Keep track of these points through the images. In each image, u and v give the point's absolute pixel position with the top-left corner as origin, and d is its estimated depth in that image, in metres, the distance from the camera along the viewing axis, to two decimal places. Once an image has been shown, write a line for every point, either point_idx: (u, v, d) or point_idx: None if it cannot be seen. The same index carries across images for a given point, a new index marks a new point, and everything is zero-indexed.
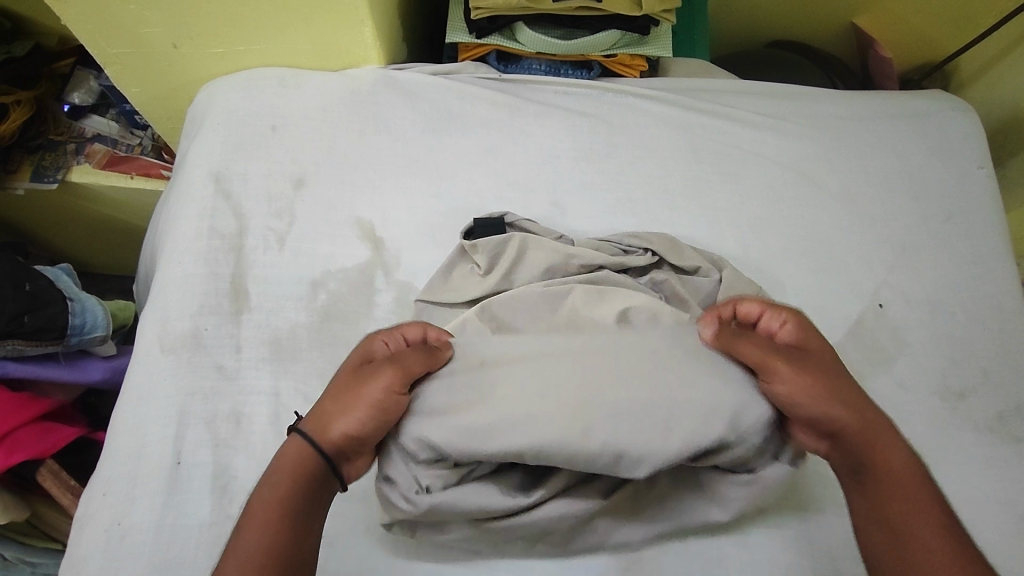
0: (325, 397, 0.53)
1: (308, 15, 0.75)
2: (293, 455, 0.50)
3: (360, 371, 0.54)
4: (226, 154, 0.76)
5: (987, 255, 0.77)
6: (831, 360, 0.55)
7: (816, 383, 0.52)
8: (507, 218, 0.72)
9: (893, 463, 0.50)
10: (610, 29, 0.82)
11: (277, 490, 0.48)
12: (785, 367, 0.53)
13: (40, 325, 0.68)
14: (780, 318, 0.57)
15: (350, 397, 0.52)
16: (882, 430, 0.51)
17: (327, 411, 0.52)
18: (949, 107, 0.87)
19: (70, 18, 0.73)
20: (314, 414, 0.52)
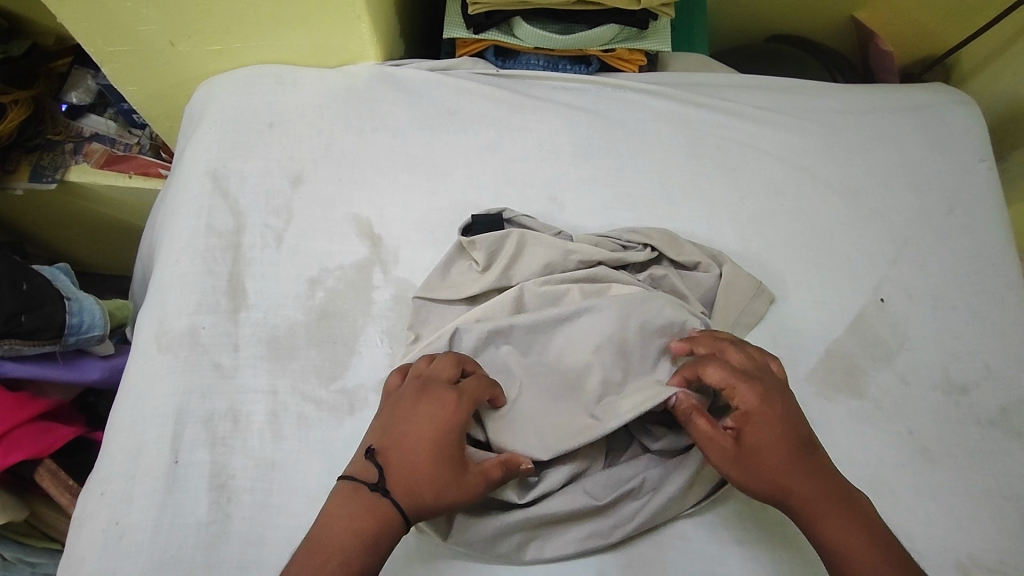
0: (415, 466, 0.51)
1: (305, 12, 0.74)
2: (381, 525, 0.49)
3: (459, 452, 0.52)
4: (224, 152, 0.75)
5: (990, 249, 0.76)
6: (786, 437, 0.52)
7: (756, 466, 0.52)
8: (506, 215, 0.72)
9: (844, 544, 0.49)
10: (609, 23, 0.82)
11: (353, 556, 0.47)
12: (725, 451, 0.52)
13: (38, 324, 0.68)
14: (740, 391, 0.54)
15: (448, 481, 0.50)
16: (833, 511, 0.50)
17: (424, 490, 0.50)
18: (951, 100, 0.86)
19: (66, 17, 0.73)
20: (405, 483, 0.50)
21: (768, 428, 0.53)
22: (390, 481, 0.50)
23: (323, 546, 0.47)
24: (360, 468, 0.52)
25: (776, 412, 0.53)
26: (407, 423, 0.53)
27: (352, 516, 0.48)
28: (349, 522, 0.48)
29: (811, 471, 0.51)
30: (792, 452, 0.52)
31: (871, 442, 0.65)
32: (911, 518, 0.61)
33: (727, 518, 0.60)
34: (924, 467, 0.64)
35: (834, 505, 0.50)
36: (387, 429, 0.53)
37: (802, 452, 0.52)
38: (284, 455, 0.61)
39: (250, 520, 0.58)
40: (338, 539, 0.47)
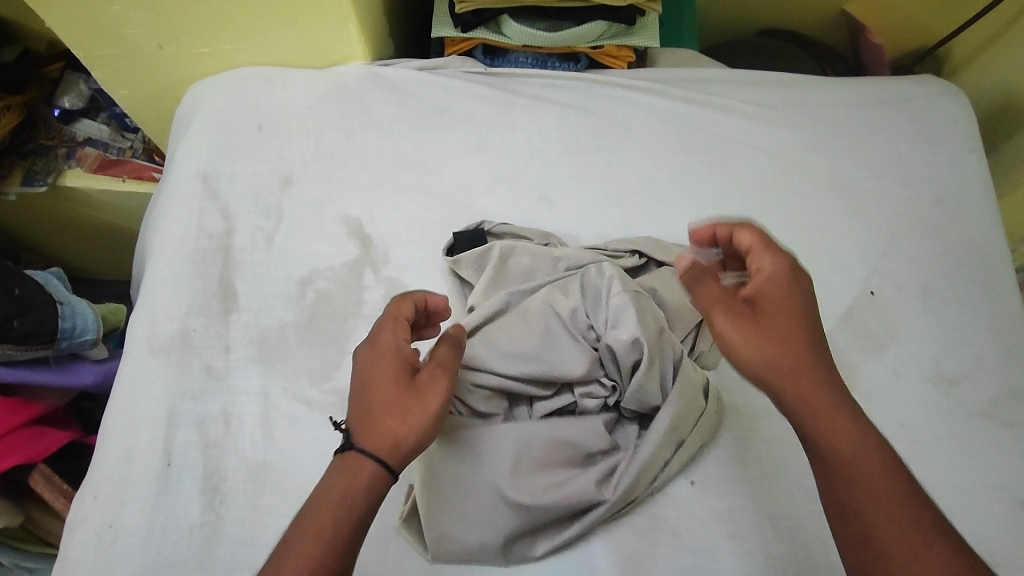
0: (372, 409, 0.49)
1: (293, 13, 0.74)
2: (363, 475, 0.46)
3: (404, 380, 0.50)
4: (213, 154, 0.76)
5: (980, 241, 0.76)
6: (804, 320, 0.49)
7: (766, 336, 0.49)
8: (486, 227, 0.72)
9: (833, 433, 0.45)
10: (597, 20, 0.82)
11: (345, 511, 0.45)
12: (727, 308, 0.51)
13: (30, 329, 0.68)
14: (763, 257, 0.52)
15: (406, 410, 0.49)
16: (829, 410, 0.46)
17: (389, 428, 0.48)
18: (939, 92, 0.86)
19: (53, 21, 0.73)
20: (369, 429, 0.48)
21: (784, 300, 0.50)
22: (359, 437, 0.48)
23: (312, 515, 0.45)
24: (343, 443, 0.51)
25: (791, 284, 0.51)
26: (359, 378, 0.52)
27: (332, 481, 0.46)
28: (329, 488, 0.46)
29: (818, 362, 0.48)
30: (805, 335, 0.49)
31: None
32: None
33: (721, 513, 0.61)
34: (915, 459, 0.64)
35: (825, 391, 0.46)
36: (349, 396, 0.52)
37: (810, 331, 0.49)
38: (276, 457, 0.61)
39: (242, 521, 0.58)
40: (324, 502, 0.45)
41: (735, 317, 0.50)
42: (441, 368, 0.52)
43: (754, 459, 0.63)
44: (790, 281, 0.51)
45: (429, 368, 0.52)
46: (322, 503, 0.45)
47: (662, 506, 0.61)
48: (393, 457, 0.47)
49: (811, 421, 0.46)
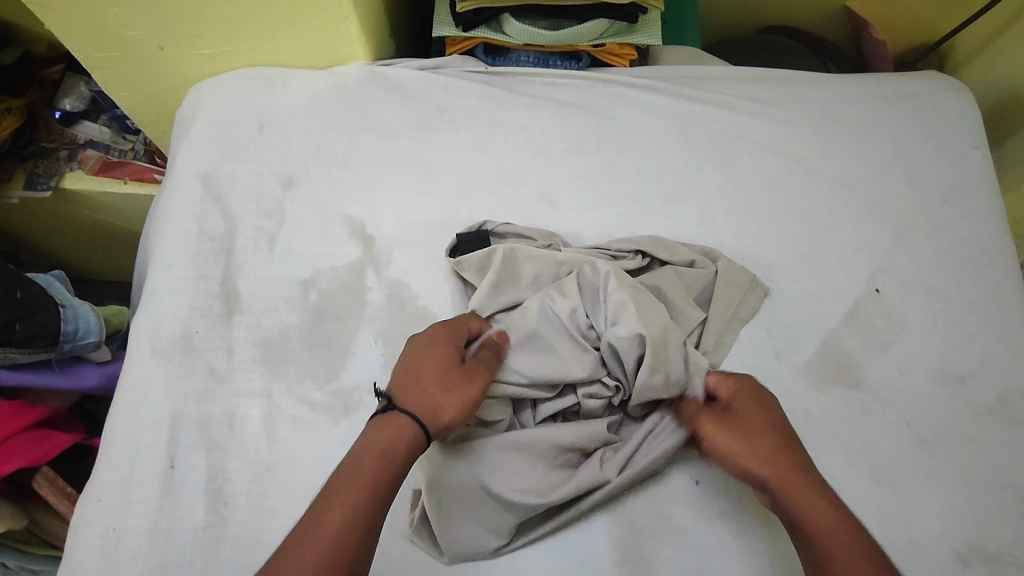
0: (421, 382, 0.53)
1: (293, 13, 0.74)
2: (405, 438, 0.50)
3: (454, 364, 0.55)
4: (215, 156, 0.75)
5: (985, 237, 0.76)
6: (777, 421, 0.54)
7: (745, 438, 0.53)
8: (488, 226, 0.72)
9: (814, 519, 0.49)
10: (598, 18, 0.81)
11: (385, 465, 0.49)
12: (718, 427, 0.55)
13: (33, 332, 0.68)
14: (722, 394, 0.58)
15: (451, 387, 0.53)
16: (808, 493, 0.50)
17: (434, 400, 0.53)
18: (944, 88, 0.86)
19: (54, 24, 0.73)
20: (417, 398, 0.52)
21: (757, 406, 0.55)
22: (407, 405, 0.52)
23: (354, 470, 0.48)
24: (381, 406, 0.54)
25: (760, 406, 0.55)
26: (415, 357, 0.55)
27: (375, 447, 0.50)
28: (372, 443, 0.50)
29: (791, 452, 0.52)
30: (775, 433, 0.53)
31: (868, 432, 0.64)
32: (909, 508, 0.61)
33: (727, 513, 0.60)
34: (922, 457, 0.64)
35: (803, 478, 0.51)
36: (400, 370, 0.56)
37: (782, 428, 0.54)
38: (279, 458, 0.61)
39: (246, 523, 0.58)
40: (370, 455, 0.49)
41: (717, 428, 0.55)
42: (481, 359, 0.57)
43: None
44: (765, 401, 0.56)
45: (472, 359, 0.57)
46: (365, 454, 0.49)
47: (668, 504, 0.61)
48: (432, 427, 0.52)
49: (817, 534, 0.48)
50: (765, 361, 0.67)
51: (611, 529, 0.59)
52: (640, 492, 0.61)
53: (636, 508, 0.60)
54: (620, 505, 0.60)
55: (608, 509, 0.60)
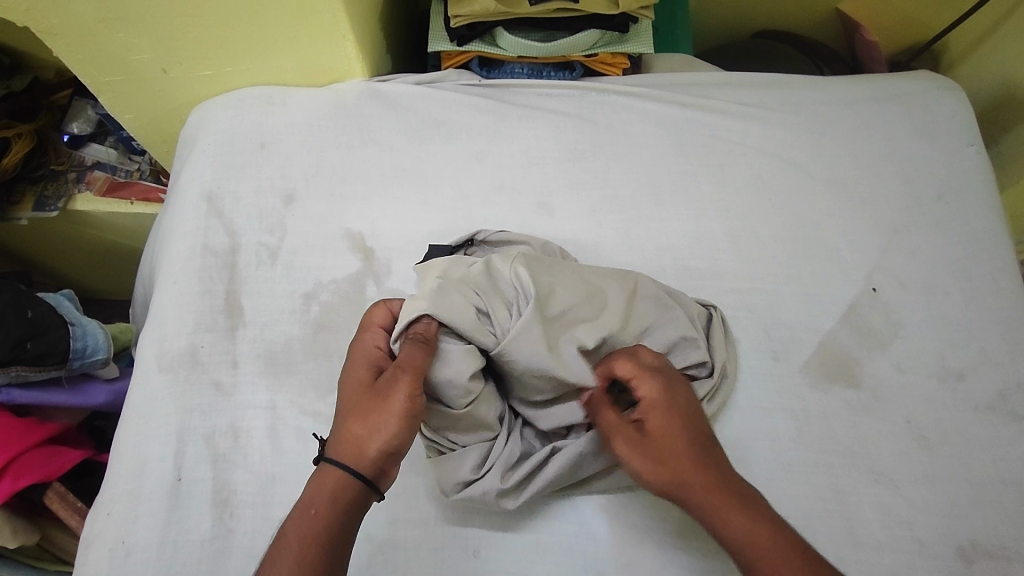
0: (343, 417, 0.50)
1: (291, 32, 0.76)
2: (333, 484, 0.47)
3: (372, 385, 0.51)
4: (217, 174, 0.77)
5: (981, 233, 0.76)
6: (686, 428, 0.50)
7: (663, 453, 0.49)
8: (478, 236, 0.71)
9: (741, 534, 0.45)
10: (591, 29, 0.83)
11: (323, 518, 0.46)
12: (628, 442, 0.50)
13: (43, 351, 0.70)
14: (643, 383, 0.53)
15: (371, 413, 0.49)
16: (729, 503, 0.47)
17: (354, 434, 0.49)
18: (936, 87, 0.86)
19: (62, 51, 0.75)
20: (340, 439, 0.49)
21: (668, 417, 0.50)
22: (337, 449, 0.49)
23: (285, 534, 0.46)
24: (343, 453, 0.48)
25: (655, 431, 0.50)
26: (383, 407, 0.49)
27: (318, 499, 0.47)
28: (307, 503, 0.47)
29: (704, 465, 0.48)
30: (688, 442, 0.49)
31: (867, 430, 0.65)
32: (912, 506, 0.61)
33: None
34: (923, 455, 0.64)
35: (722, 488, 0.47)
36: (360, 412, 0.49)
37: (697, 436, 0.50)
38: (283, 468, 0.62)
39: (252, 533, 0.59)
40: (295, 517, 0.46)
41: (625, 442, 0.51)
42: (405, 366, 0.51)
43: None
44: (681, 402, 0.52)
45: (395, 369, 0.51)
46: (294, 519, 0.46)
47: (669, 506, 0.61)
48: (361, 465, 0.48)
49: (750, 551, 0.45)
50: (763, 362, 0.68)
51: (613, 532, 0.60)
52: (643, 495, 0.61)
53: (638, 511, 0.61)
54: (621, 508, 0.61)
55: (610, 512, 0.61)
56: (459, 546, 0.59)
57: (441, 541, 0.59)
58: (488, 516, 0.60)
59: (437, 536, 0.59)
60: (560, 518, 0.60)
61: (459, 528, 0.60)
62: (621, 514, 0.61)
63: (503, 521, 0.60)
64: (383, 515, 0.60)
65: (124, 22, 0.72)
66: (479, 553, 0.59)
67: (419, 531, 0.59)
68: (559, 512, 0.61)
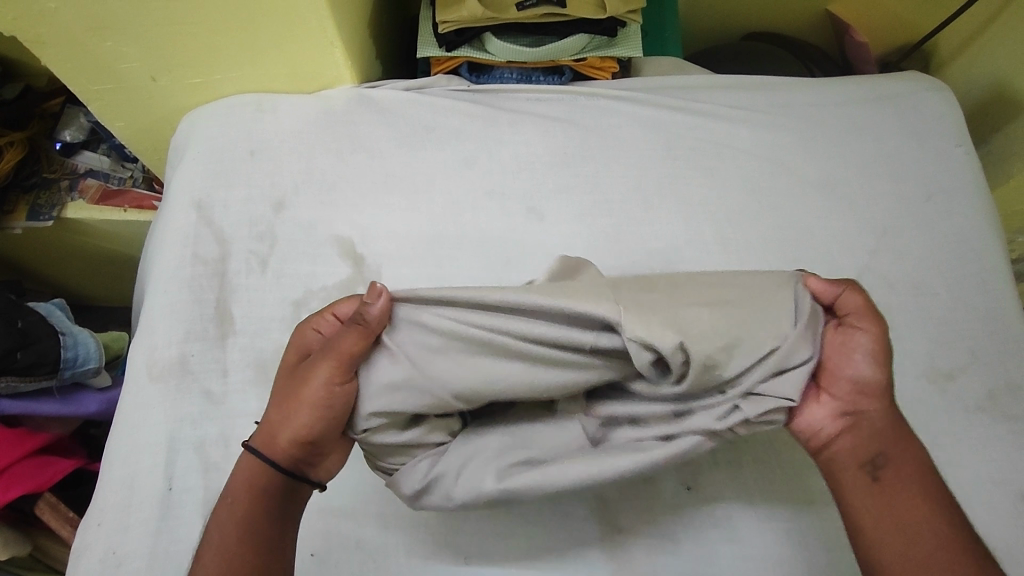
0: (268, 405, 0.53)
1: (278, 39, 0.76)
2: (253, 469, 0.51)
3: (298, 371, 0.52)
4: (207, 182, 0.77)
5: (971, 234, 0.76)
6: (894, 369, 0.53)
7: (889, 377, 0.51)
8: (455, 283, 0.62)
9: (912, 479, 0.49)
10: (578, 33, 0.84)
11: (242, 503, 0.50)
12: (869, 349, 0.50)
13: (33, 360, 0.70)
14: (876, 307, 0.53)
15: (286, 403, 0.52)
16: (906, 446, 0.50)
17: (270, 422, 0.52)
18: (924, 87, 0.87)
19: (50, 60, 0.75)
20: (261, 425, 0.53)
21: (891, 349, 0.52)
22: (258, 439, 0.52)
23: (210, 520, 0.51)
24: (263, 439, 0.52)
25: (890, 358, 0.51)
26: (297, 397, 0.51)
27: (239, 481, 0.51)
28: (230, 490, 0.51)
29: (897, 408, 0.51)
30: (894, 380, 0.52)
31: None
32: None
33: (722, 519, 0.61)
34: None
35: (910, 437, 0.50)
36: (279, 401, 0.52)
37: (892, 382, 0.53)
38: None
39: None
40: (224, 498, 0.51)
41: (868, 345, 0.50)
42: (329, 353, 0.50)
43: (751, 462, 0.64)
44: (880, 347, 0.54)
45: (316, 357, 0.51)
46: (220, 502, 0.51)
47: (661, 510, 0.61)
48: (275, 451, 0.51)
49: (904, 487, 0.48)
50: None
51: (604, 537, 0.60)
52: (634, 499, 0.61)
53: (628, 516, 0.61)
54: (612, 512, 0.61)
55: (601, 517, 0.61)
56: (451, 553, 0.59)
57: (433, 548, 0.59)
58: (479, 522, 0.60)
59: (429, 543, 0.59)
60: (552, 522, 0.60)
61: (450, 534, 0.60)
62: (612, 519, 0.61)
63: (494, 526, 0.60)
64: (374, 523, 0.60)
65: (112, 31, 0.72)
66: (470, 559, 0.59)
67: (410, 538, 0.59)
68: (551, 517, 0.61)
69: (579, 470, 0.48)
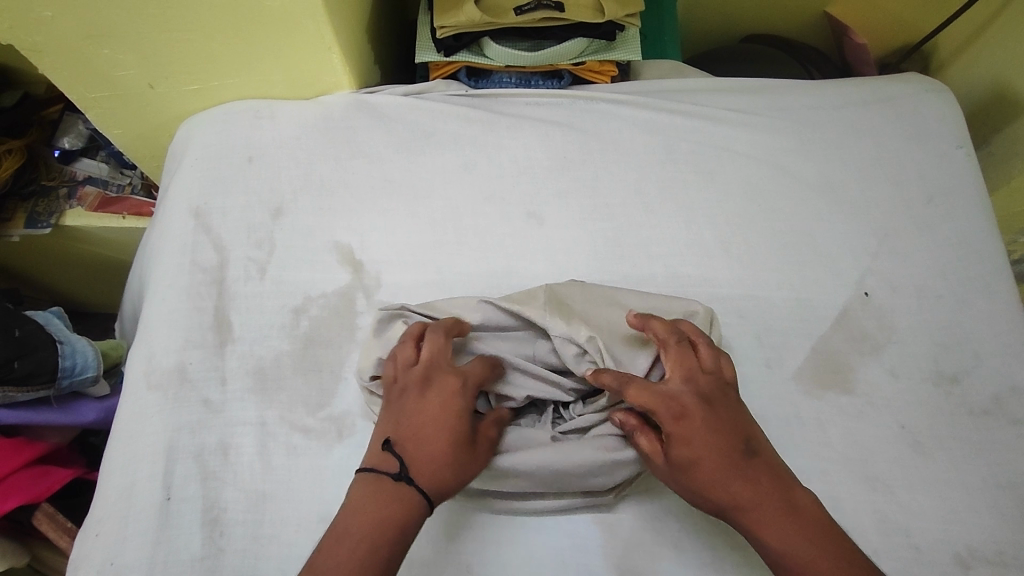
0: (429, 454, 0.52)
1: (276, 45, 0.75)
2: (411, 515, 0.50)
3: (471, 434, 0.54)
4: (204, 189, 0.77)
5: (973, 236, 0.76)
6: (716, 449, 0.51)
7: (696, 481, 0.51)
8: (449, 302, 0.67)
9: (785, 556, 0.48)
10: (576, 37, 0.83)
11: (385, 520, 0.49)
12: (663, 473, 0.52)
13: (31, 370, 0.69)
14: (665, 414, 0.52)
15: (462, 464, 0.53)
16: (771, 522, 0.49)
17: (438, 474, 0.51)
18: (924, 89, 0.86)
19: (47, 67, 0.74)
20: (426, 473, 0.51)
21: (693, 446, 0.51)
22: (412, 467, 0.51)
23: (351, 534, 0.48)
24: (426, 487, 0.51)
25: (690, 464, 0.51)
26: (469, 461, 0.53)
27: (394, 522, 0.49)
28: (374, 510, 0.49)
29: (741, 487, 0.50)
30: (715, 469, 0.50)
31: (862, 437, 0.64)
32: (908, 513, 0.61)
33: (727, 526, 0.60)
34: (919, 461, 0.64)
35: (767, 509, 0.50)
36: (450, 456, 0.52)
37: (725, 459, 0.50)
38: (274, 486, 0.61)
39: (242, 552, 0.59)
40: (376, 536, 0.48)
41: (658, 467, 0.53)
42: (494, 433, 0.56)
43: None
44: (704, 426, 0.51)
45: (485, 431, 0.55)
46: (375, 542, 0.47)
47: (665, 517, 0.61)
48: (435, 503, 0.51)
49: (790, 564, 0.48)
50: (755, 369, 0.67)
51: (607, 544, 0.59)
52: (637, 506, 0.61)
53: (632, 522, 0.60)
54: (614, 520, 0.60)
55: (604, 524, 0.60)
56: (451, 563, 0.58)
57: (435, 557, 0.58)
58: (482, 530, 0.59)
59: (430, 552, 0.58)
60: (555, 528, 0.60)
61: (452, 542, 0.59)
62: (616, 526, 0.60)
63: (496, 534, 0.59)
64: None
65: (108, 38, 0.71)
66: (472, 568, 0.58)
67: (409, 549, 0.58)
68: (554, 524, 0.60)
69: (542, 457, 0.57)
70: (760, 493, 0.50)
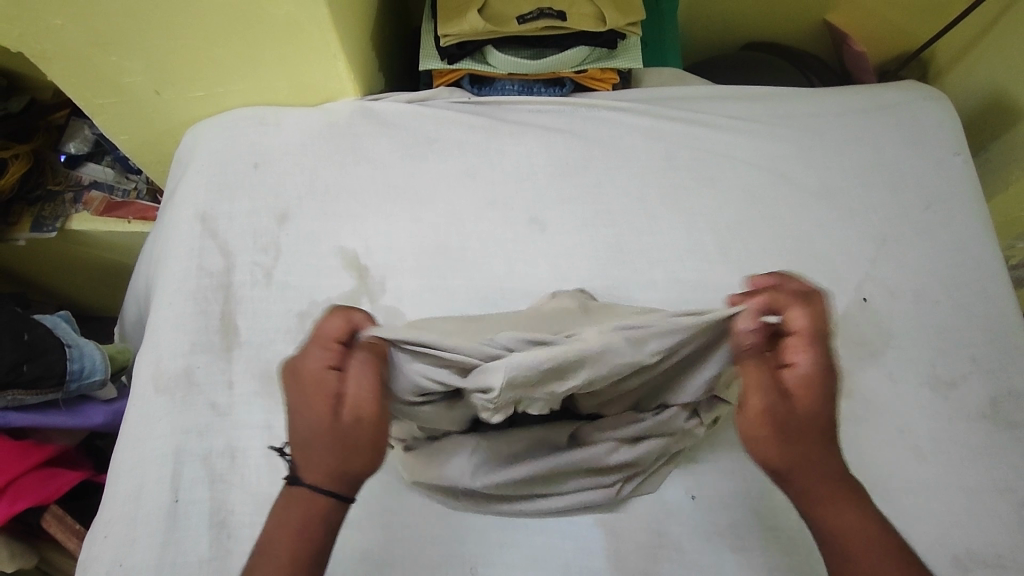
0: (309, 450, 0.49)
1: (282, 52, 0.76)
2: (313, 512, 0.48)
3: (335, 411, 0.49)
4: (211, 195, 0.78)
5: (970, 242, 0.77)
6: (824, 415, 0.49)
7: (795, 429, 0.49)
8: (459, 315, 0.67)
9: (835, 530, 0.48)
10: (579, 45, 0.85)
11: (285, 524, 0.48)
12: (758, 407, 0.50)
13: (39, 373, 0.70)
14: (798, 353, 0.49)
15: (343, 446, 0.48)
16: (836, 498, 0.49)
17: (326, 466, 0.48)
18: (921, 96, 0.87)
19: (56, 74, 0.76)
20: (310, 470, 0.48)
21: (813, 398, 0.49)
22: (300, 467, 0.49)
23: (268, 538, 0.48)
24: (317, 483, 0.48)
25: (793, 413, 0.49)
26: (347, 442, 0.48)
27: (296, 524, 0.48)
28: (281, 517, 0.48)
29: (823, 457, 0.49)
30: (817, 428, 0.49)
31: (861, 441, 0.65)
32: (907, 516, 0.62)
33: (728, 528, 0.61)
34: (917, 464, 0.64)
35: (837, 484, 0.49)
36: (326, 447, 0.48)
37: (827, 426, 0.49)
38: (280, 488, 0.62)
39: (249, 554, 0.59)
40: (282, 544, 0.47)
41: (757, 400, 0.50)
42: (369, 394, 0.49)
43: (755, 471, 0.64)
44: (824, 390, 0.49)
45: (354, 399, 0.49)
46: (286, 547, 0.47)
47: (666, 520, 0.61)
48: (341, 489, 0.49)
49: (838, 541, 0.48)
50: None
51: (610, 546, 0.60)
52: (639, 509, 0.62)
53: (634, 525, 0.61)
54: (617, 522, 0.61)
55: (606, 527, 0.61)
56: (456, 564, 0.59)
57: (440, 558, 0.59)
58: (488, 533, 0.60)
59: (436, 554, 0.59)
60: (558, 531, 0.61)
61: (458, 545, 0.60)
62: (619, 529, 0.61)
63: (500, 536, 0.60)
64: (381, 534, 0.60)
65: (117, 45, 0.73)
66: (476, 569, 0.59)
67: (415, 551, 0.59)
68: (558, 527, 0.61)
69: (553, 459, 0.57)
70: (832, 471, 0.49)
